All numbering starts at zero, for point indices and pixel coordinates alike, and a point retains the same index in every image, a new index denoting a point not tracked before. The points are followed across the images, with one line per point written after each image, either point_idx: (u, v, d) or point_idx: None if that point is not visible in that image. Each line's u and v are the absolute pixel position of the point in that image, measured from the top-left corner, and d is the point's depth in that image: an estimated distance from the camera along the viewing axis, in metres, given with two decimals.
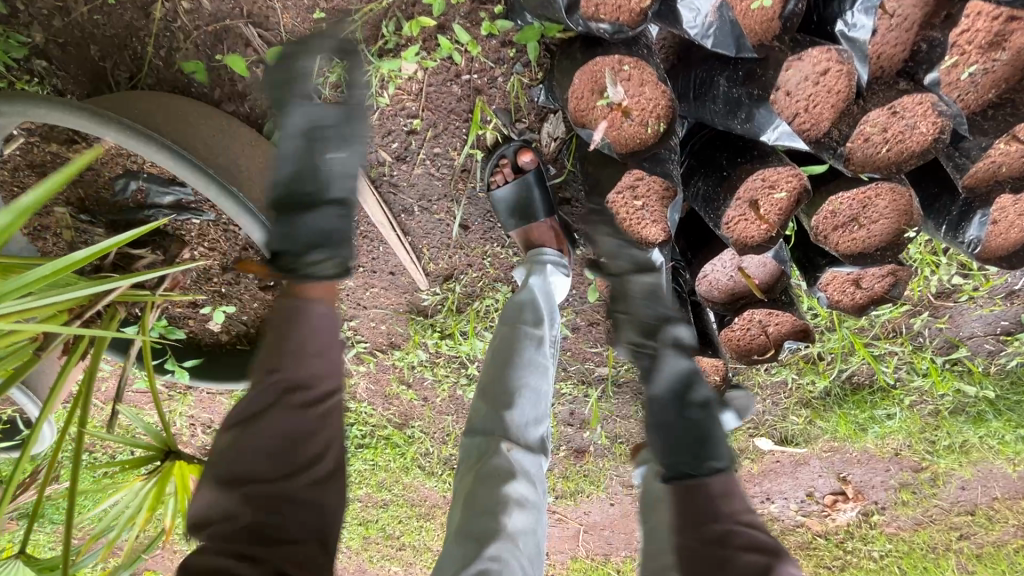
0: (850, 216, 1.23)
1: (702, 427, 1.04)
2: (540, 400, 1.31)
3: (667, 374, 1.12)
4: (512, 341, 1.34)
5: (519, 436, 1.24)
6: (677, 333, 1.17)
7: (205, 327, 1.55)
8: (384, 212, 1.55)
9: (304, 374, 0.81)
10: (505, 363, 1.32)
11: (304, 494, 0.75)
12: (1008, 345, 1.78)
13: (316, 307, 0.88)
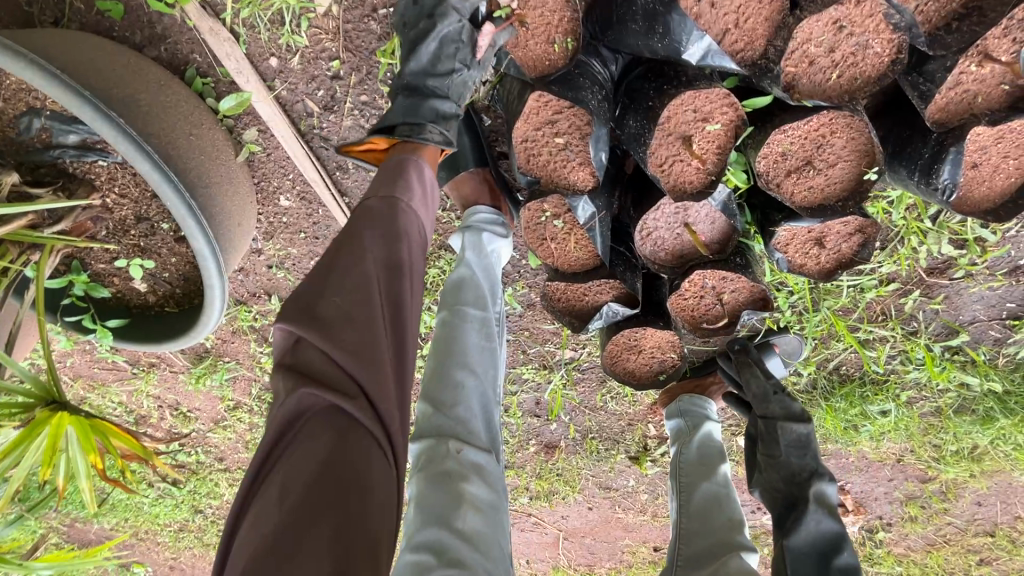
0: (803, 158, 1.09)
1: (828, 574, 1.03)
2: (490, 392, 1.07)
3: (813, 511, 1.11)
4: (454, 327, 1.11)
5: (472, 435, 1.01)
6: (813, 487, 1.16)
7: (130, 287, 1.49)
8: (318, 169, 1.46)
9: (397, 247, 0.86)
10: (446, 352, 1.08)
11: (373, 367, 0.75)
12: (1017, 331, 1.57)
13: (423, 183, 0.95)
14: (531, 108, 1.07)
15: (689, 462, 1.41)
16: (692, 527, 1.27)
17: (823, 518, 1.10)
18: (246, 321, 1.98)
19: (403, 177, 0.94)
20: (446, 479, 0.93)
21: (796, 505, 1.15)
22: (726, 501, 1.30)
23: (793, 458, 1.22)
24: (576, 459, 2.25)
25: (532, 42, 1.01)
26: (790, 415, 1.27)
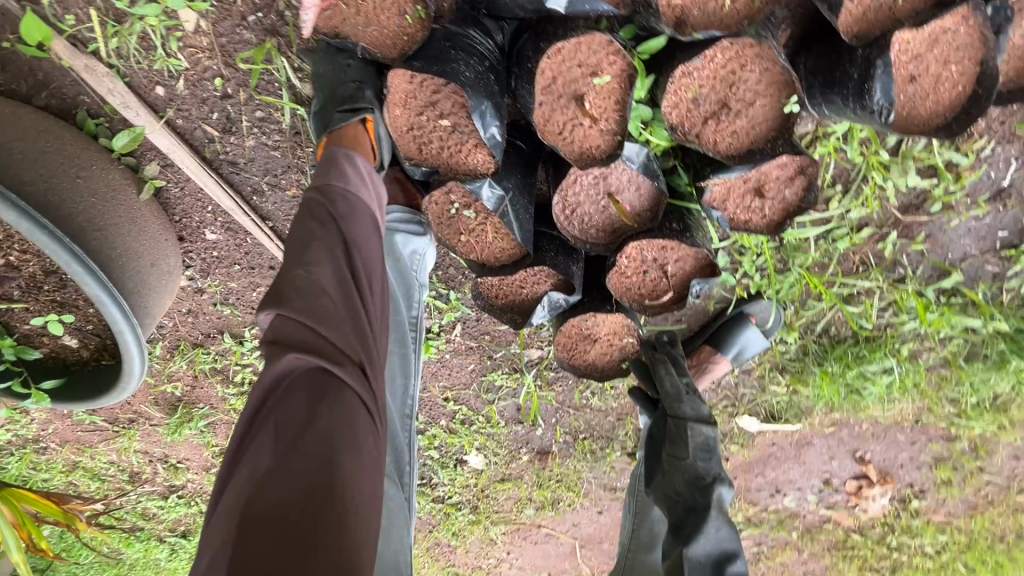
0: (717, 100, 0.97)
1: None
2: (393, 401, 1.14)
3: (714, 529, 1.17)
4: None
5: None
6: (715, 494, 1.20)
7: (61, 344, 1.44)
8: (232, 195, 1.37)
9: (350, 229, 0.95)
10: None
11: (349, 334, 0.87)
12: (1014, 262, 1.39)
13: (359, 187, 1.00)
14: (404, 91, 0.97)
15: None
16: (636, 553, 1.30)
17: (718, 512, 1.19)
18: (206, 363, 1.92)
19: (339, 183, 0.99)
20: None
21: (696, 511, 1.19)
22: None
23: (698, 463, 1.25)
24: (572, 462, 2.12)
25: (383, 17, 0.91)
26: (699, 417, 1.27)
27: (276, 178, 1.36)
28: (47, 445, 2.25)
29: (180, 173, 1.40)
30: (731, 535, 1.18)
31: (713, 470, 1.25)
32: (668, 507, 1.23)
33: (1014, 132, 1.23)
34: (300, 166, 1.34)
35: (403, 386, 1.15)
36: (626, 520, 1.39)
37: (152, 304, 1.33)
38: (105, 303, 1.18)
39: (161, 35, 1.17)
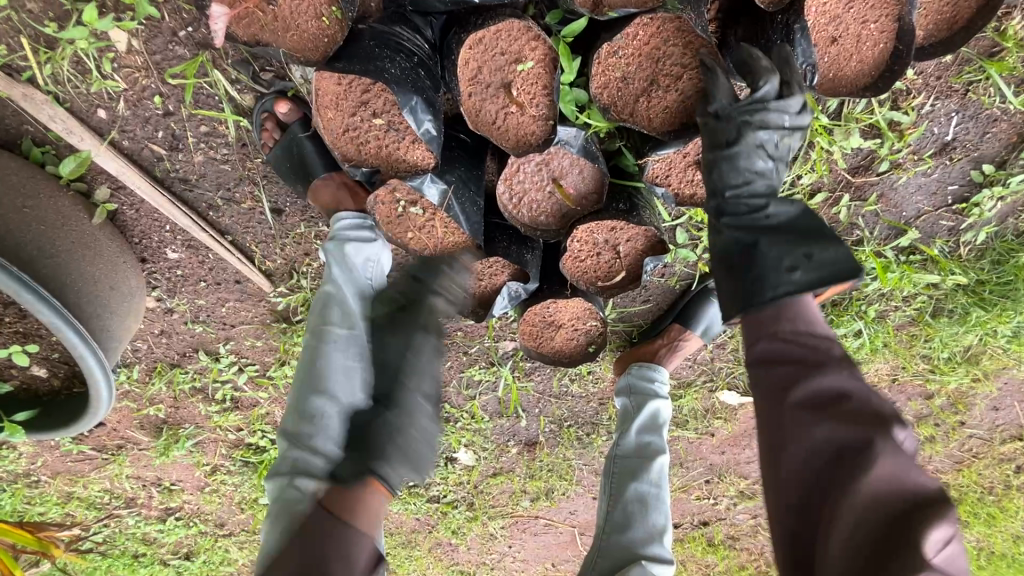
0: (646, 77, 0.98)
1: (750, 260, 0.86)
2: (354, 416, 1.13)
3: (746, 219, 0.90)
4: (315, 351, 1.15)
5: (336, 465, 1.08)
6: (795, 256, 0.83)
7: (31, 375, 1.44)
8: (186, 213, 1.39)
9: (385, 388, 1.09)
10: (307, 378, 1.13)
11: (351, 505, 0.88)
12: (968, 215, 1.40)
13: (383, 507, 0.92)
14: (334, 93, 0.98)
15: (625, 456, 1.43)
16: (610, 536, 1.32)
17: (784, 318, 0.82)
18: (186, 383, 1.92)
19: (363, 517, 0.88)
20: (293, 510, 1.03)
21: (761, 273, 0.84)
22: (652, 504, 1.35)
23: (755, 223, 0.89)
24: (560, 450, 2.14)
25: (301, 20, 0.90)
26: (757, 185, 0.91)
27: (230, 192, 1.38)
28: (38, 478, 2.24)
29: (133, 195, 1.39)
30: (813, 302, 0.84)
31: (795, 243, 0.85)
32: (709, 244, 0.92)
33: (953, 86, 1.23)
34: (251, 177, 1.35)
35: (365, 398, 1.15)
36: (602, 503, 1.41)
37: (117, 327, 1.33)
38: (62, 328, 1.18)
39: (93, 58, 1.16)
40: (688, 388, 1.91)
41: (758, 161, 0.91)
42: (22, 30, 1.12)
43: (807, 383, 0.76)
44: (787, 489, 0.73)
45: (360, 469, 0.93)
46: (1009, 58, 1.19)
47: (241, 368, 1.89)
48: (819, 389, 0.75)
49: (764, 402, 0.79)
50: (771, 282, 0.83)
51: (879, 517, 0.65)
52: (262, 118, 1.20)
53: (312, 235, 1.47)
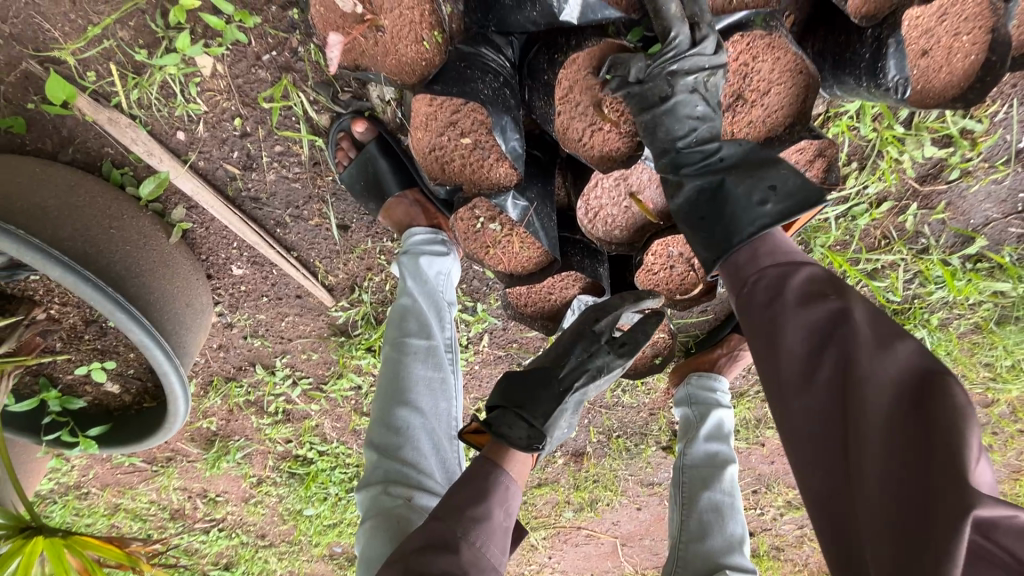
0: (732, 92, 0.98)
1: (716, 202, 0.88)
2: (438, 426, 1.14)
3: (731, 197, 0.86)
4: (398, 363, 1.16)
5: (426, 475, 1.08)
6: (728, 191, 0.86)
7: (103, 392, 1.47)
8: (256, 230, 1.42)
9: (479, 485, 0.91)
10: (391, 391, 1.14)
11: (454, 526, 0.84)
12: None
13: (518, 488, 0.96)
14: (424, 115, 0.99)
15: (694, 465, 1.41)
16: (689, 545, 1.29)
17: (761, 256, 0.81)
18: (240, 397, 1.95)
19: (512, 473, 0.96)
20: (394, 517, 1.03)
21: (721, 220, 0.86)
22: (728, 512, 1.32)
23: (766, 177, 0.85)
24: (608, 461, 2.13)
25: (400, 45, 0.94)
26: (751, 205, 0.84)
27: (298, 210, 1.41)
28: (89, 490, 2.27)
29: (205, 213, 1.42)
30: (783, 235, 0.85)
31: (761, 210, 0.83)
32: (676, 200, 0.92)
33: None
34: (321, 195, 1.38)
35: (447, 409, 1.17)
36: (674, 514, 1.39)
37: (189, 344, 1.35)
38: (150, 348, 1.18)
39: (177, 81, 1.18)
40: (740, 398, 1.90)
41: (682, 125, 0.91)
42: (112, 56, 1.15)
43: (799, 319, 0.70)
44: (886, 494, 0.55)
45: (532, 437, 0.99)
46: None
47: (294, 381, 1.91)
48: (876, 372, 0.60)
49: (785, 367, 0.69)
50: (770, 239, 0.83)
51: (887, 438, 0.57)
52: (336, 138, 1.23)
53: (376, 250, 1.49)
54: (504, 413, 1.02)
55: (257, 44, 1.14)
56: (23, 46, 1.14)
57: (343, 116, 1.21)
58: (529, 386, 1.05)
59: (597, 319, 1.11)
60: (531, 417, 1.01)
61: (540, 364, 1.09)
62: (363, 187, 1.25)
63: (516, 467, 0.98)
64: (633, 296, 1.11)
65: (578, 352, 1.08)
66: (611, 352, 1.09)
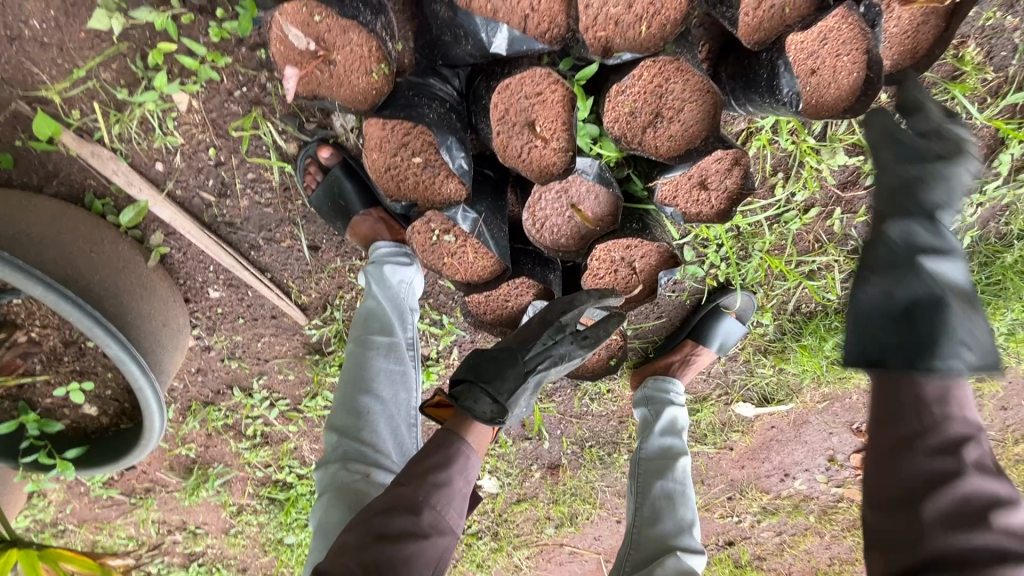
0: (651, 110, 1.10)
1: (929, 319, 0.77)
2: (397, 414, 1.23)
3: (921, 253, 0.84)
4: (360, 357, 1.25)
5: (383, 457, 1.17)
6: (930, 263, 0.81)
7: (82, 414, 1.52)
8: (231, 253, 1.51)
9: (444, 453, 0.98)
10: (353, 381, 1.23)
11: (417, 489, 0.93)
12: (952, 221, 1.51)
13: (477, 459, 1.02)
14: (378, 138, 1.10)
15: (649, 458, 1.49)
16: (642, 529, 1.36)
17: (949, 406, 0.73)
18: (219, 421, 1.99)
19: (476, 443, 1.03)
20: (352, 492, 1.12)
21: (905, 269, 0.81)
22: (679, 498, 1.39)
23: (929, 238, 0.83)
24: (583, 472, 2.18)
25: (352, 77, 1.00)
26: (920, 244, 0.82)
27: (271, 233, 1.50)
28: (65, 526, 2.26)
29: (182, 239, 1.51)
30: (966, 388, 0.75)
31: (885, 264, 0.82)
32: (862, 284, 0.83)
33: (924, 106, 1.36)
34: (292, 218, 1.48)
35: (406, 399, 1.25)
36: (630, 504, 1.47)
37: (164, 362, 1.41)
38: (127, 363, 1.24)
39: (156, 117, 1.28)
40: (704, 402, 1.98)
41: (941, 195, 0.86)
42: (95, 95, 1.25)
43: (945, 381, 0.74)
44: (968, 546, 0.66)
45: (497, 412, 1.04)
46: (970, 81, 1.29)
47: (272, 403, 1.95)
48: (949, 477, 0.69)
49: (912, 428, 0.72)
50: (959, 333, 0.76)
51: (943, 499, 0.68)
52: (304, 164, 1.33)
53: (346, 268, 1.58)
54: (470, 387, 1.05)
55: (228, 81, 1.25)
56: (13, 88, 1.24)
57: (311, 143, 1.32)
58: (497, 364, 1.09)
59: (564, 312, 1.18)
60: (496, 393, 1.06)
61: (507, 345, 1.14)
62: (331, 208, 1.35)
63: (478, 438, 1.04)
64: (597, 295, 1.20)
65: (543, 339, 1.14)
66: (574, 343, 1.16)
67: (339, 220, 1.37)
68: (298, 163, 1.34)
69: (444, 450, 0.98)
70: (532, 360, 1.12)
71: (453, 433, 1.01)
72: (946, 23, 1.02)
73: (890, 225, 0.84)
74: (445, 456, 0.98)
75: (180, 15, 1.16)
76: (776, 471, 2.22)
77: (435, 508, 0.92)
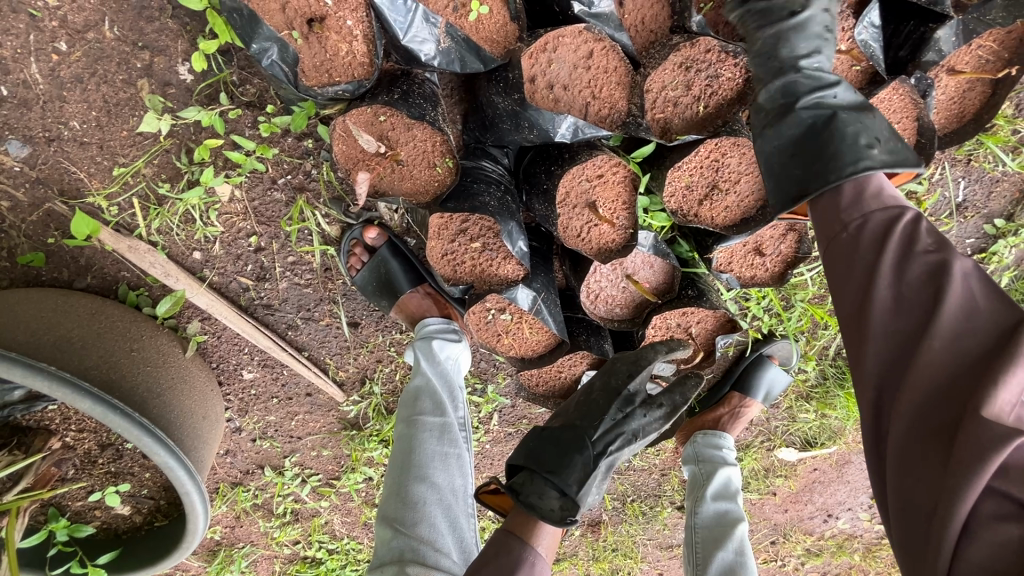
0: (708, 184, 1.10)
1: (827, 144, 0.78)
2: (454, 503, 1.15)
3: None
4: (411, 440, 1.18)
5: (441, 554, 1.07)
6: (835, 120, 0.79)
7: (114, 514, 1.44)
8: (269, 335, 1.47)
9: (500, 561, 0.86)
10: (405, 468, 1.15)
11: None
12: (989, 263, 1.52)
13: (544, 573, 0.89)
14: (437, 227, 1.07)
15: (705, 525, 1.45)
16: None
17: (866, 198, 0.72)
18: (247, 501, 1.90)
19: (540, 547, 0.90)
20: None
21: (822, 129, 0.79)
22: (739, 571, 1.34)
23: (866, 152, 0.76)
24: (626, 528, 2.11)
25: (415, 171, 0.99)
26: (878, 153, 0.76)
27: (310, 312, 1.47)
28: None
29: (217, 323, 1.46)
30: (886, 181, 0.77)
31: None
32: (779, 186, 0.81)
33: (956, 157, 1.38)
34: (332, 296, 1.45)
35: (462, 485, 1.17)
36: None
37: (206, 458, 1.35)
38: (173, 468, 1.19)
39: (197, 208, 1.25)
40: (747, 450, 1.95)
41: (854, 122, 0.79)
42: (136, 191, 1.22)
43: (914, 271, 0.64)
44: (920, 446, 0.59)
45: (567, 508, 0.92)
46: (1002, 132, 1.31)
47: (304, 479, 1.87)
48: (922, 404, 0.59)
49: (879, 331, 0.64)
50: (852, 148, 0.76)
51: (932, 440, 0.58)
52: (348, 246, 1.31)
53: (385, 343, 1.55)
54: (533, 479, 0.95)
55: (272, 171, 1.23)
56: (49, 188, 1.20)
57: (354, 225, 1.30)
58: (559, 448, 0.98)
59: (631, 378, 1.06)
60: (563, 485, 0.94)
61: (572, 422, 1.02)
62: (376, 288, 1.32)
63: (544, 539, 0.91)
64: (663, 348, 1.09)
65: (613, 414, 1.02)
66: (647, 415, 1.04)
67: (384, 299, 1.34)
68: (341, 245, 1.32)
69: (501, 556, 0.87)
70: (599, 441, 1.00)
71: (512, 532, 0.90)
72: (993, 89, 1.04)
73: (840, 142, 0.77)
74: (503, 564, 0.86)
75: (227, 111, 1.15)
76: (819, 512, 2.18)
77: None
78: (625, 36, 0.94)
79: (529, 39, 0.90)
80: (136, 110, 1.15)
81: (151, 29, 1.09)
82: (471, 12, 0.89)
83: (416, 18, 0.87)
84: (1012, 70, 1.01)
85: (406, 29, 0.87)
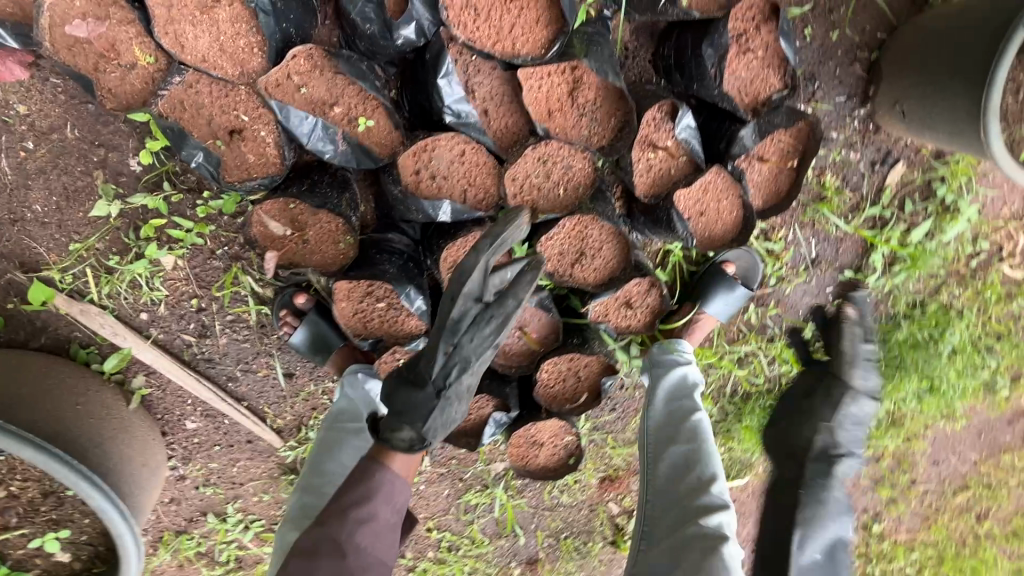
0: (576, 251, 1.32)
1: None
2: None
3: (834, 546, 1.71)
4: (332, 432, 1.42)
5: None
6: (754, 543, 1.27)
7: (54, 562, 1.51)
8: (210, 386, 1.61)
9: (362, 485, 1.05)
10: (324, 449, 1.41)
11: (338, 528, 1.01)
12: (847, 308, 1.76)
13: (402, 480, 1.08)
14: (346, 290, 1.26)
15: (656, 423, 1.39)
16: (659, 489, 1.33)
17: None
18: (191, 549, 1.97)
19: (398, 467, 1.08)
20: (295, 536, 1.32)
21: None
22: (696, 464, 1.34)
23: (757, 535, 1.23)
24: (562, 565, 2.20)
25: (323, 246, 1.19)
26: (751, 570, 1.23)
27: (248, 364, 1.62)
28: None
29: (162, 377, 1.60)
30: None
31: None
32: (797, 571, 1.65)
33: (804, 221, 1.62)
34: (268, 350, 1.61)
35: None
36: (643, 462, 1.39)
37: (145, 502, 1.46)
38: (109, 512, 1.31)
39: (143, 277, 1.43)
40: None
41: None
42: (89, 263, 1.40)
43: None
44: None
45: (417, 438, 1.05)
46: (833, 200, 1.58)
47: (247, 525, 1.95)
48: None
49: None
50: None
51: None
52: (281, 311, 1.47)
53: (318, 392, 1.70)
54: (391, 417, 1.07)
55: (210, 244, 1.42)
56: (12, 262, 1.38)
57: (287, 291, 1.47)
58: (405, 389, 1.08)
59: (454, 303, 1.06)
60: (412, 423, 1.06)
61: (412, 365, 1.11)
62: (313, 345, 1.49)
63: (401, 463, 1.09)
64: (482, 249, 1.05)
65: (443, 348, 1.06)
66: (475, 333, 1.07)
67: (321, 354, 1.51)
68: (275, 309, 1.48)
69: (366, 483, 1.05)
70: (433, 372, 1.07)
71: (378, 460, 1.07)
72: (796, 174, 1.29)
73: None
74: (364, 488, 1.04)
75: (171, 194, 1.35)
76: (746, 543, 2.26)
77: (345, 546, 1.00)
78: (488, 138, 1.16)
79: (410, 143, 1.13)
80: (91, 195, 1.34)
81: (105, 130, 1.30)
82: (358, 125, 1.10)
83: (317, 131, 1.08)
84: (801, 158, 1.27)
85: (310, 138, 1.09)
